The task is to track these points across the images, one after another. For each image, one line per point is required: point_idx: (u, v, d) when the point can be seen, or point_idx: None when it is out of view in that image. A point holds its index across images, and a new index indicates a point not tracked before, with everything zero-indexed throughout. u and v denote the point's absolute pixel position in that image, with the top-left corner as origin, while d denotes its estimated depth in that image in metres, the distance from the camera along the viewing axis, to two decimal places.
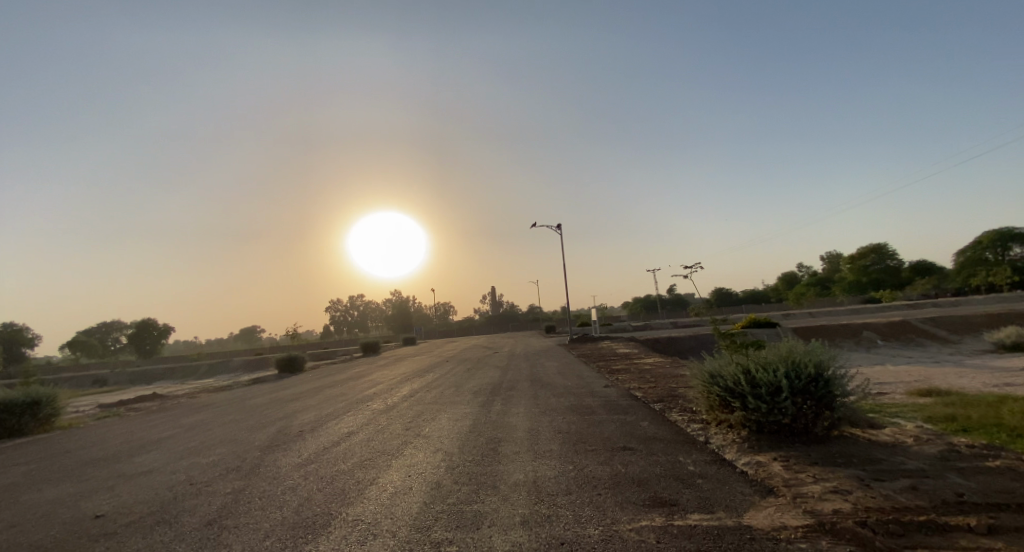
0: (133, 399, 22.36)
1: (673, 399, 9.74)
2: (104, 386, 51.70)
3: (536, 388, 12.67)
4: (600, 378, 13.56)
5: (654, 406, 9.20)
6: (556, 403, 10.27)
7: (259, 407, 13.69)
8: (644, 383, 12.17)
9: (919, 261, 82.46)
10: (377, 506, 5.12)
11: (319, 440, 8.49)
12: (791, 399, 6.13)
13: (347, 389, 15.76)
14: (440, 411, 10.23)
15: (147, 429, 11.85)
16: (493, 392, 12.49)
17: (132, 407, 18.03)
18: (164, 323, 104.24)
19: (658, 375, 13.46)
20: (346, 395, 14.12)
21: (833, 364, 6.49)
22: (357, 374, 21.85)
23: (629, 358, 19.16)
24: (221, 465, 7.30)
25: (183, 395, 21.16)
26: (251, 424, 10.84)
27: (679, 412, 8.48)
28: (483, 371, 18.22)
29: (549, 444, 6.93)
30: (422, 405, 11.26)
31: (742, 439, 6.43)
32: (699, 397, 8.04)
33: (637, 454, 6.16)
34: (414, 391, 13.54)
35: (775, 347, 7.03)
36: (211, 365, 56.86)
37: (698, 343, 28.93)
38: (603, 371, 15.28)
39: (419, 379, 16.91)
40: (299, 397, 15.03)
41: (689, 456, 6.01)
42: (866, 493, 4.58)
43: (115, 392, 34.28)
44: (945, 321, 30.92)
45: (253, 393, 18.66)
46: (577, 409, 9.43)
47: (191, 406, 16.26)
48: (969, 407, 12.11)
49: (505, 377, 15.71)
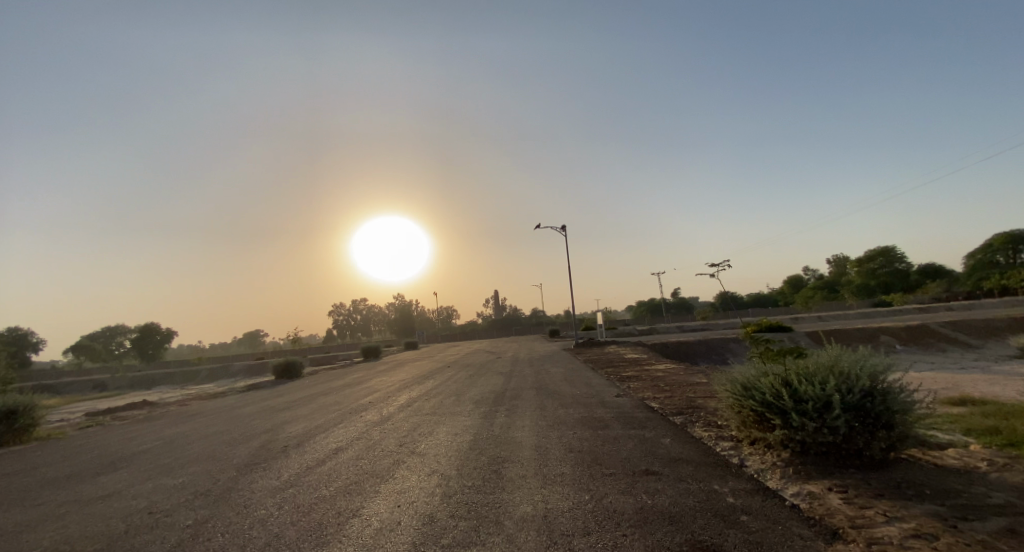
0: (122, 406, 21.56)
1: (694, 411, 8.88)
2: (102, 391, 51.16)
3: (543, 396, 11.80)
4: (611, 387, 12.68)
5: (674, 419, 8.35)
6: (565, 415, 9.39)
7: (248, 417, 12.85)
8: (659, 392, 11.30)
9: (929, 265, 81.24)
10: (358, 548, 4.25)
11: (302, 457, 7.62)
12: (844, 417, 5.22)
13: (343, 398, 14.90)
14: (439, 424, 9.38)
15: (127, 441, 11.05)
16: (496, 401, 11.61)
17: (119, 415, 17.18)
18: (168, 328, 104.18)
19: (673, 383, 12.59)
20: (341, 405, 13.26)
21: (890, 377, 5.59)
22: (355, 381, 20.99)
23: (640, 364, 18.22)
24: (188, 490, 6.38)
25: (174, 403, 20.35)
26: (235, 437, 9.99)
27: (703, 427, 7.61)
28: (485, 378, 17.35)
29: (560, 466, 6.06)
30: (419, 416, 10.39)
31: (784, 463, 5.54)
32: (727, 411, 7.16)
33: (664, 481, 5.28)
34: (412, 400, 12.67)
35: (819, 356, 6.14)
36: (211, 370, 56.17)
37: (708, 348, 27.98)
38: (613, 378, 14.39)
39: (418, 386, 16.05)
40: (291, 406, 14.18)
41: (725, 483, 5.13)
42: (955, 541, 3.70)
43: (110, 398, 33.50)
44: (965, 325, 29.84)
45: (246, 400, 17.85)
46: (588, 422, 8.55)
47: (180, 414, 15.49)
48: (1012, 419, 11.18)
49: (509, 384, 14.84)
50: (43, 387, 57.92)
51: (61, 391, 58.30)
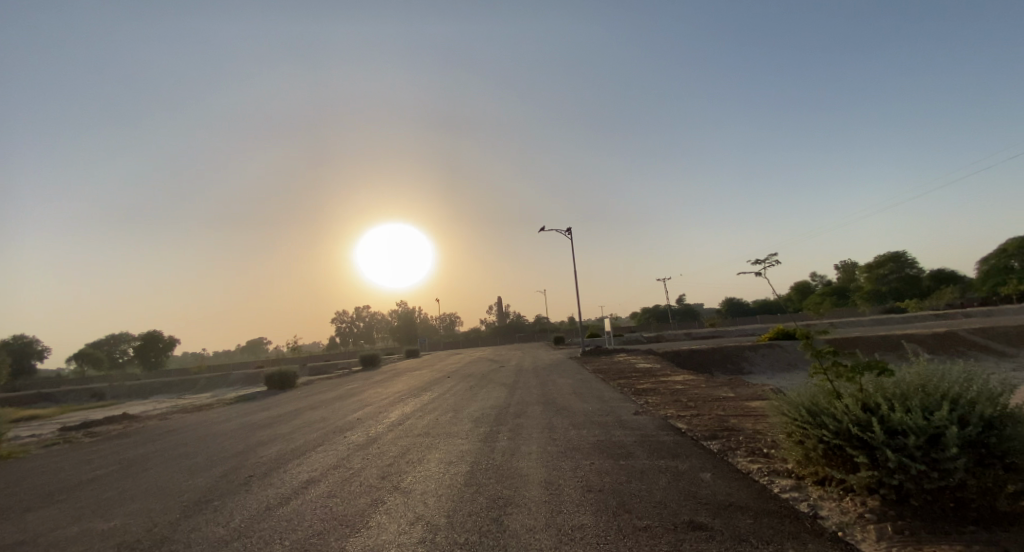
0: (103, 419, 20.32)
1: (730, 435, 7.58)
2: (99, 401, 50.07)
3: (551, 414, 10.50)
4: (626, 402, 11.33)
5: (709, 445, 7.04)
6: (577, 438, 8.08)
7: (224, 435, 11.62)
8: (683, 409, 9.98)
9: (941, 270, 79.41)
10: None
11: (265, 493, 6.33)
12: (963, 457, 3.90)
13: (331, 413, 13.63)
14: (431, 448, 8.12)
15: (83, 464, 9.83)
16: (498, 418, 10.35)
17: (91, 431, 15.90)
18: (170, 336, 103.27)
19: (697, 398, 11.22)
20: (326, 422, 11.98)
21: (1014, 401, 4.23)
22: (349, 392, 19.71)
23: (654, 375, 16.82)
24: (112, 542, 5.12)
25: (155, 416, 19.07)
26: (199, 461, 8.72)
27: (749, 459, 6.28)
28: (488, 390, 15.99)
29: (576, 515, 4.75)
30: (410, 438, 9.13)
31: (876, 517, 4.22)
32: (781, 440, 5.84)
33: (718, 542, 3.95)
34: (405, 417, 11.37)
35: (909, 372, 4.80)
36: (210, 379, 54.97)
37: (723, 356, 26.47)
38: (627, 392, 13.02)
39: (414, 400, 14.70)
40: (274, 422, 12.93)
41: (804, 547, 3.81)
42: None
43: (98, 410, 32.22)
44: (996, 332, 28.15)
45: (230, 413, 16.63)
46: (605, 448, 7.24)
47: (155, 430, 14.26)
48: None
49: (513, 398, 13.46)
50: (40, 396, 56.90)
51: (59, 400, 57.25)
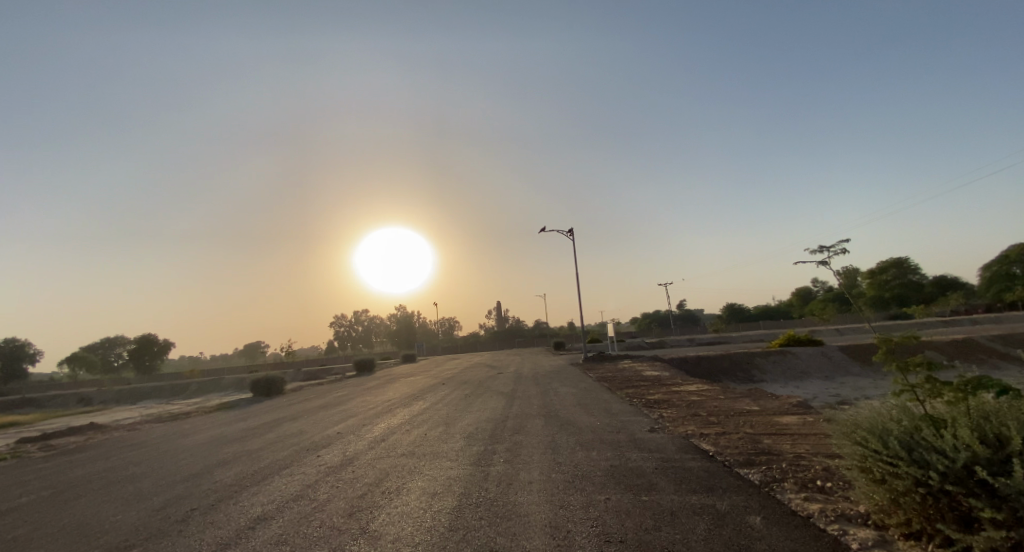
0: (71, 429, 18.99)
1: (771, 461, 6.33)
2: (87, 406, 48.64)
3: (554, 429, 9.24)
4: (639, 416, 10.09)
5: (749, 476, 5.80)
6: (586, 462, 6.80)
7: (183, 452, 10.36)
8: (705, 426, 8.76)
9: (944, 277, 78.20)
10: None
11: (197, 536, 5.06)
12: None
13: (310, 425, 12.38)
14: (413, 473, 6.88)
15: (15, 487, 8.60)
16: (494, 435, 9.12)
17: (49, 444, 14.57)
18: (164, 339, 101.87)
19: (718, 412, 10.01)
20: (300, 436, 10.72)
21: None
22: (336, 400, 18.45)
23: (664, 385, 15.51)
24: None
25: (125, 427, 17.74)
26: (142, 488, 7.48)
27: (802, 495, 5.06)
28: (484, 400, 14.73)
29: None
30: (392, 458, 7.87)
31: None
32: (851, 477, 4.58)
33: None
34: (390, 432, 10.11)
35: None
36: (199, 384, 53.47)
37: (732, 364, 25.18)
38: (638, 404, 11.76)
39: (403, 411, 13.44)
40: (244, 436, 11.68)
41: None
42: None
43: (76, 417, 30.73)
44: (1016, 341, 26.82)
45: (202, 425, 15.34)
46: (623, 477, 5.97)
47: (117, 444, 12.99)
48: None
49: (511, 410, 12.20)
50: (26, 401, 55.29)
51: (45, 404, 55.87)
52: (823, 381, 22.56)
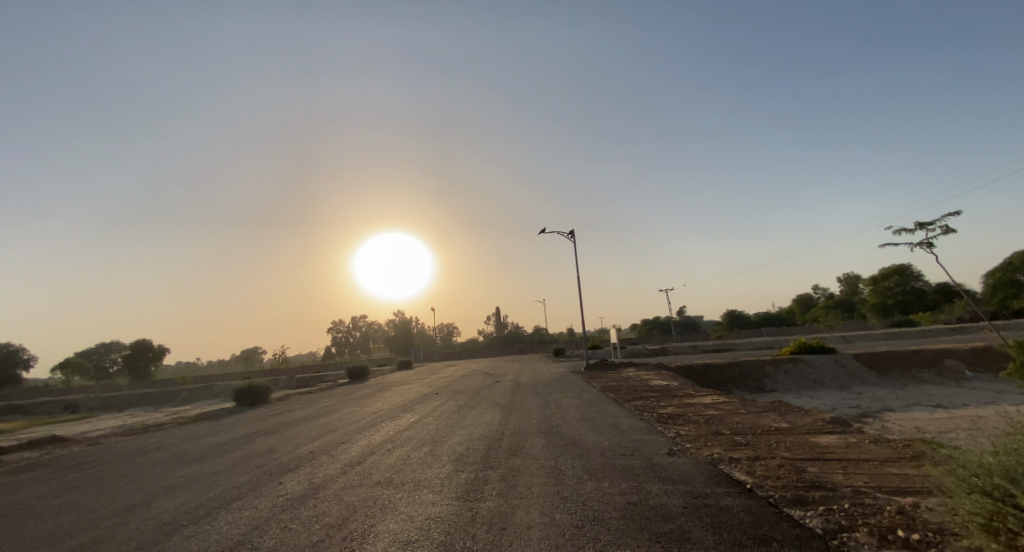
0: (36, 441, 17.68)
1: (827, 499, 5.10)
2: (73, 414, 47.05)
3: (557, 452, 7.99)
4: (652, 434, 8.87)
5: (808, 522, 4.55)
6: (595, 498, 5.54)
7: (133, 474, 9.10)
8: (733, 448, 7.49)
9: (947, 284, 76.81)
10: None
11: None
12: None
13: (283, 441, 11.12)
14: (385, 510, 5.60)
15: None
16: (487, 457, 7.88)
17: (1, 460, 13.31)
18: (160, 345, 100.35)
19: (742, 430, 8.79)
20: (269, 456, 9.48)
21: None
22: (320, 411, 17.14)
23: (676, 396, 14.21)
24: None
25: (91, 439, 16.41)
26: (63, 524, 6.23)
27: None
28: (479, 412, 13.48)
29: None
30: (365, 488, 6.64)
31: None
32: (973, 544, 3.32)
33: None
34: (370, 452, 8.86)
35: None
36: (189, 391, 51.87)
37: (741, 373, 23.90)
38: (649, 419, 10.50)
39: (390, 425, 12.18)
40: (208, 454, 10.43)
41: None
42: None
43: (54, 426, 29.23)
44: None
45: (170, 438, 14.07)
46: (647, 523, 4.70)
47: (71, 461, 11.73)
48: None
49: (507, 425, 10.95)
50: (13, 407, 53.67)
51: (32, 411, 54.37)
52: (838, 391, 21.33)
